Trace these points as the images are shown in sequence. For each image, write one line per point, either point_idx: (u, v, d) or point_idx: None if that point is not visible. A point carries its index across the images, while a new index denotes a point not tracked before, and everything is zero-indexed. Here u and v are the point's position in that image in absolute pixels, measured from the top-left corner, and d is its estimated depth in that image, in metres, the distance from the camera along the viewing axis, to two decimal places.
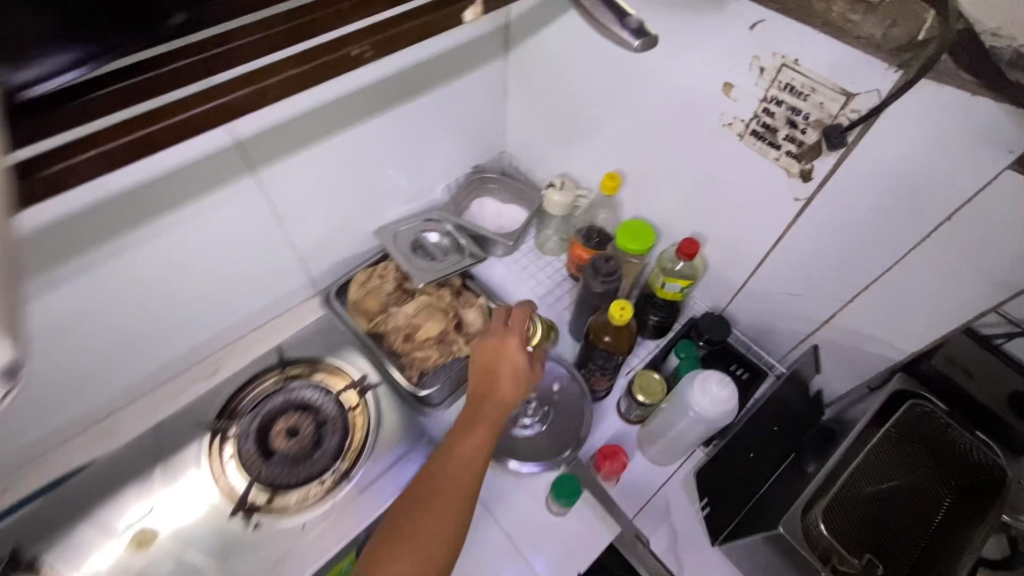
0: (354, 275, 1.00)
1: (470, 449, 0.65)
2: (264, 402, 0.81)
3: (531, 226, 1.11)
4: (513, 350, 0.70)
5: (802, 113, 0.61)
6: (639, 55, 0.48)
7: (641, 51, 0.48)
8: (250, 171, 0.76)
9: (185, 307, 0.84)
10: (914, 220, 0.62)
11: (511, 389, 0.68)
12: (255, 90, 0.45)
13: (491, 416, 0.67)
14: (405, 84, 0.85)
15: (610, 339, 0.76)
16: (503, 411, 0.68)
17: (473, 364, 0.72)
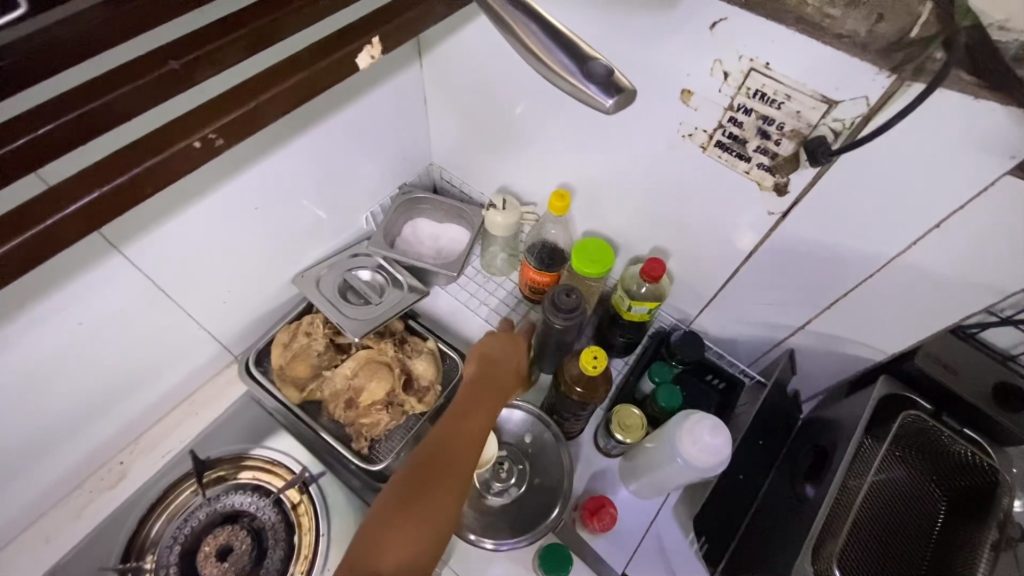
0: (276, 334, 0.85)
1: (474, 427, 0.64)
2: (184, 521, 0.67)
3: (473, 248, 0.99)
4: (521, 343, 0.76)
5: (775, 123, 0.53)
6: (615, 113, 0.35)
7: (617, 108, 0.35)
8: (117, 249, 0.60)
9: (64, 418, 0.68)
10: (899, 228, 0.56)
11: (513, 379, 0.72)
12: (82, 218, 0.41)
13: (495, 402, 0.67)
14: (304, 111, 0.70)
15: (583, 390, 0.67)
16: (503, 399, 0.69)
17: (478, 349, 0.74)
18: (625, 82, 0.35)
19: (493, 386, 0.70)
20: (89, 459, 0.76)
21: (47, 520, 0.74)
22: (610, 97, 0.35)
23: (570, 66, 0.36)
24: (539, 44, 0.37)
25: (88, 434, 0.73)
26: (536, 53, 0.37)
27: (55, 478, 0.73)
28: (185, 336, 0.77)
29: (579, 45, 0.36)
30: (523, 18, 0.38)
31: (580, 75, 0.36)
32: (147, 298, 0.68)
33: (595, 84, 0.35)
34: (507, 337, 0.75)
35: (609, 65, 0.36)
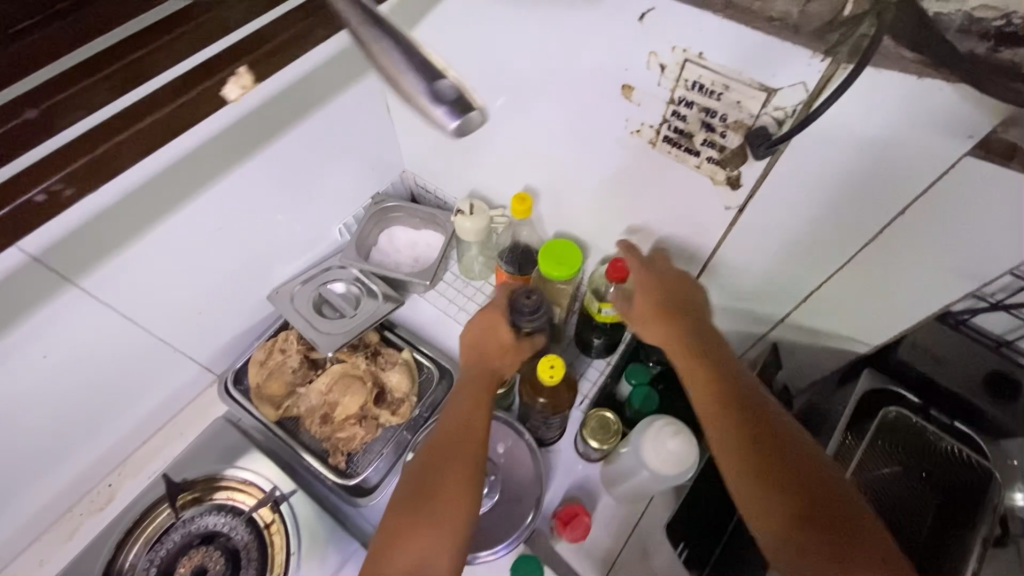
0: (252, 353, 0.86)
1: (465, 421, 0.60)
2: (159, 544, 0.68)
3: (449, 253, 0.97)
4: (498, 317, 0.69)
5: (718, 114, 0.50)
6: (458, 138, 0.26)
7: (460, 134, 0.26)
8: (72, 282, 0.60)
9: (41, 449, 0.69)
10: (864, 216, 0.52)
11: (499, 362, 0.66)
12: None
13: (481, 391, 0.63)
14: (256, 127, 0.69)
15: (545, 400, 0.66)
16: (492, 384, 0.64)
17: (464, 338, 0.69)
18: (475, 103, 0.27)
19: (480, 370, 0.65)
20: (79, 482, 0.78)
21: (43, 543, 0.77)
22: (457, 122, 0.26)
23: (419, 80, 0.27)
24: (393, 64, 0.28)
25: (69, 463, 0.75)
26: (392, 78, 0.28)
27: (41, 507, 0.75)
28: (160, 360, 0.78)
29: (433, 59, 0.28)
30: (383, 40, 0.28)
31: (424, 91, 0.27)
32: (111, 327, 0.68)
33: (441, 103, 0.26)
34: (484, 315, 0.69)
35: (460, 84, 0.27)
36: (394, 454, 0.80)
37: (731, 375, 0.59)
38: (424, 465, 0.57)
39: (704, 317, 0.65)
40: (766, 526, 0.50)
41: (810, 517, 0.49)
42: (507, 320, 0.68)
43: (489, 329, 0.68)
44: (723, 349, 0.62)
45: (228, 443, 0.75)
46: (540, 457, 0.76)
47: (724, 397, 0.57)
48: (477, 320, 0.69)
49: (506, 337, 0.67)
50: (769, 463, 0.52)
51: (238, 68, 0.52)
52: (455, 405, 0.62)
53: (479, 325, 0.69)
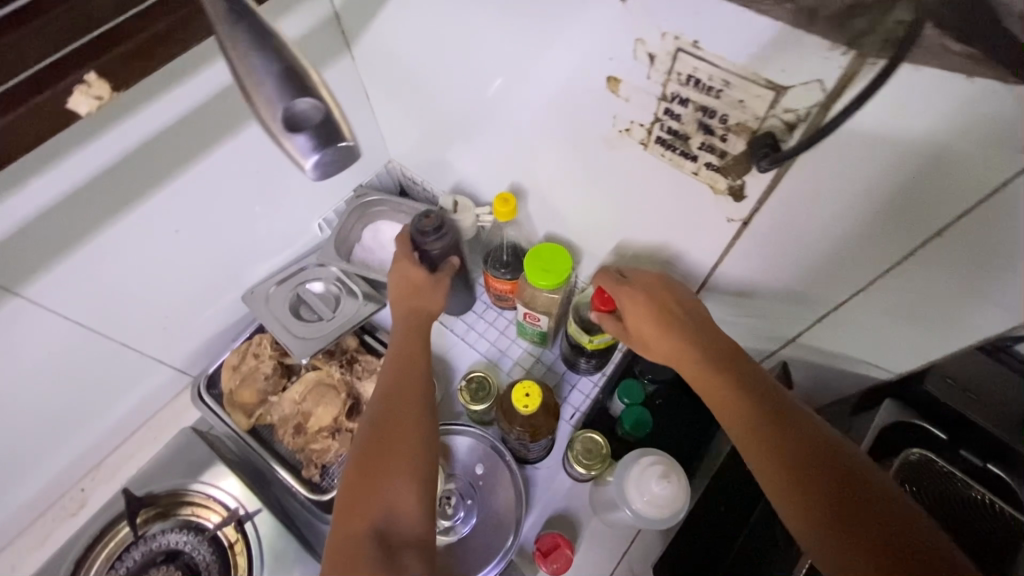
0: (225, 357, 0.82)
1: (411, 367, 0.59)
2: (120, 561, 0.66)
3: None
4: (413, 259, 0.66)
5: (716, 115, 0.42)
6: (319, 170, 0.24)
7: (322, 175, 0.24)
8: (12, 291, 0.56)
9: (2, 459, 0.67)
10: (890, 235, 0.44)
11: (427, 301, 0.65)
12: None
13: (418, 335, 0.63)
14: (215, 119, 0.61)
15: (523, 428, 0.62)
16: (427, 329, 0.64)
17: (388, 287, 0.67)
18: (345, 132, 0.24)
19: (409, 312, 0.64)
20: (51, 487, 0.77)
21: (19, 544, 0.76)
22: (318, 159, 0.24)
23: (277, 101, 0.24)
24: (252, 77, 0.24)
25: (38, 468, 0.73)
26: (249, 92, 0.24)
27: (11, 513, 0.73)
28: (129, 364, 0.75)
29: (301, 67, 0.25)
30: (247, 49, 0.24)
31: (283, 118, 0.24)
32: (67, 334, 0.64)
33: (300, 131, 0.24)
34: (399, 259, 0.66)
35: (326, 104, 0.24)
36: None
37: (744, 379, 0.51)
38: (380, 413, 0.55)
39: (707, 317, 0.57)
40: (812, 539, 0.41)
41: (863, 529, 0.40)
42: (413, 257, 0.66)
43: (408, 273, 0.65)
44: (730, 350, 0.54)
45: (195, 457, 0.73)
46: (523, 478, 0.71)
47: (743, 409, 0.49)
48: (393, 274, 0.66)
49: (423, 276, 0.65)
50: (806, 474, 0.44)
51: (86, 74, 0.41)
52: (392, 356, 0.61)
53: (398, 277, 0.66)
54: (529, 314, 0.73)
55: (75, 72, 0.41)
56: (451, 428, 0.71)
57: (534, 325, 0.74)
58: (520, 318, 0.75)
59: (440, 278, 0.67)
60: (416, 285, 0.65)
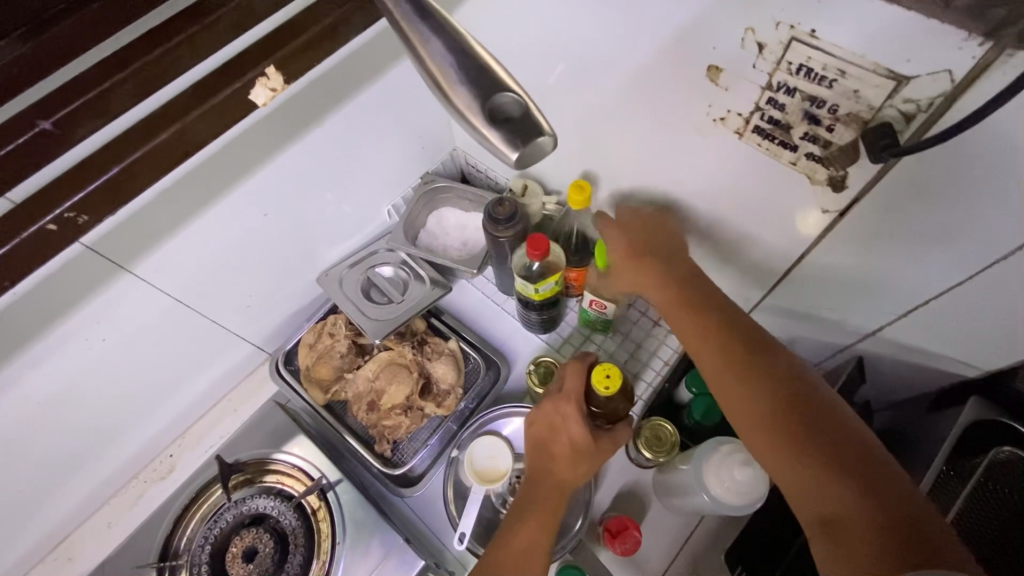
0: (302, 335, 0.85)
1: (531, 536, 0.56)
2: (214, 522, 0.71)
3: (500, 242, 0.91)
4: (574, 421, 0.61)
5: (826, 104, 0.42)
6: (522, 163, 0.26)
7: (522, 163, 0.26)
8: (126, 269, 0.60)
9: (105, 422, 0.72)
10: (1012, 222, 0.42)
11: (572, 469, 0.60)
12: (39, 249, 0.42)
13: (549, 500, 0.59)
14: (309, 108, 0.64)
15: (600, 409, 0.62)
16: (561, 495, 0.59)
17: (531, 428, 0.64)
18: (543, 126, 0.26)
19: (547, 465, 0.61)
20: (144, 451, 0.82)
21: (113, 504, 0.82)
22: (517, 150, 0.26)
23: (477, 102, 0.26)
24: (447, 77, 0.26)
25: (135, 433, 0.78)
26: (445, 91, 0.26)
27: (108, 474, 0.79)
28: (215, 340, 0.80)
29: (492, 67, 0.26)
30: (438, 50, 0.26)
31: (485, 114, 0.26)
32: (166, 311, 0.69)
33: (500, 124, 0.26)
34: (551, 405, 0.63)
35: (523, 99, 0.26)
36: (439, 446, 0.79)
37: (723, 326, 0.56)
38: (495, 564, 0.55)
39: (679, 249, 0.62)
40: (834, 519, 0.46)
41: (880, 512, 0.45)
42: (578, 412, 0.62)
43: (559, 422, 0.62)
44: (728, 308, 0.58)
45: (276, 426, 0.78)
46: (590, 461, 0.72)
47: (728, 361, 0.54)
48: (543, 409, 0.63)
49: (579, 438, 0.60)
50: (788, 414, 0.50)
51: (266, 66, 0.46)
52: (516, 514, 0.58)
53: (545, 415, 0.63)
54: (595, 302, 0.72)
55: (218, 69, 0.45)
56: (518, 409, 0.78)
57: (601, 313, 0.74)
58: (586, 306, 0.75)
59: (604, 447, 0.61)
60: (573, 444, 0.61)
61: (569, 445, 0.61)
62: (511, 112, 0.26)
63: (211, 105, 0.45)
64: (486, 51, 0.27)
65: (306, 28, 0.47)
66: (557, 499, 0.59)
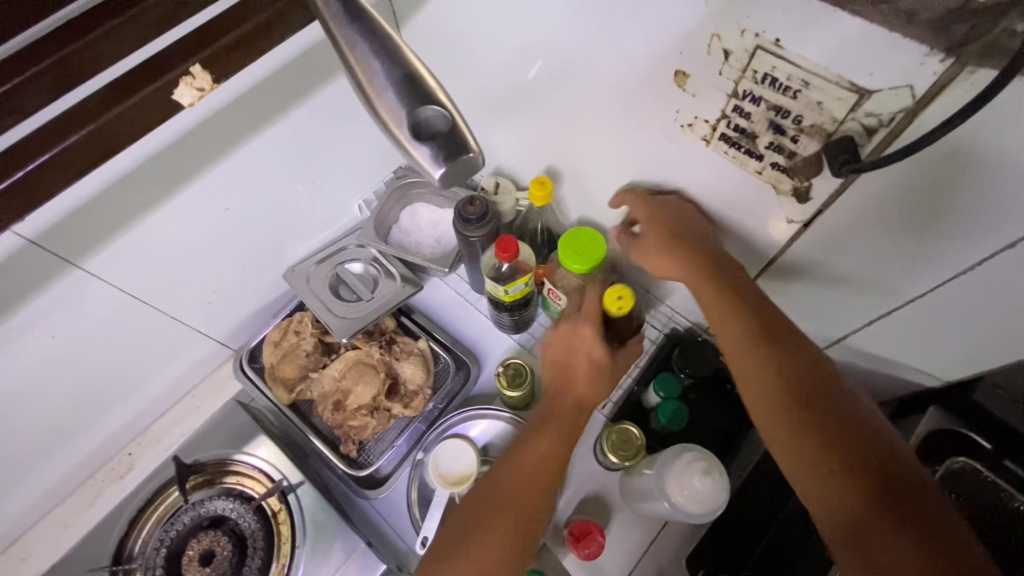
0: (267, 332, 0.83)
1: (538, 455, 0.59)
2: (170, 524, 0.69)
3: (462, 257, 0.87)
4: (592, 341, 0.66)
5: (791, 115, 0.41)
6: (445, 185, 0.26)
7: (448, 181, 0.26)
8: (74, 264, 0.57)
9: (58, 421, 0.70)
10: (969, 236, 0.42)
11: (589, 389, 0.65)
12: None
13: (565, 421, 0.62)
14: (271, 101, 0.61)
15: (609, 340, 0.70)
16: (578, 416, 0.63)
17: (548, 352, 0.69)
18: (470, 144, 0.25)
19: (566, 388, 0.65)
20: (102, 450, 0.80)
21: (70, 503, 0.80)
22: (443, 170, 0.25)
23: (401, 110, 0.25)
24: (374, 85, 0.26)
25: (92, 432, 0.76)
26: (369, 99, 0.26)
27: (63, 474, 0.76)
28: (176, 336, 0.77)
29: (422, 78, 0.26)
30: (368, 57, 0.26)
31: (410, 127, 0.25)
32: (121, 307, 0.66)
33: (426, 141, 0.25)
34: (570, 329, 0.67)
35: (450, 114, 0.26)
36: (406, 447, 0.77)
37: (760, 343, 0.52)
38: (504, 475, 0.58)
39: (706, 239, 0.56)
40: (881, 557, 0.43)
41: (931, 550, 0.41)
42: (596, 332, 0.66)
43: (572, 345, 0.67)
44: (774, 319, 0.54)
45: (238, 426, 0.76)
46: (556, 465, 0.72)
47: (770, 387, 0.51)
48: (564, 329, 0.68)
49: (595, 359, 0.66)
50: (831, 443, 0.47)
51: (190, 65, 0.43)
52: (534, 434, 0.61)
53: (565, 335, 0.67)
54: (553, 291, 0.71)
55: (176, 65, 0.43)
56: (484, 411, 0.77)
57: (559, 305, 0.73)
58: (544, 294, 0.74)
59: (620, 366, 0.68)
60: (589, 362, 0.66)
61: (588, 364, 0.66)
62: (432, 127, 0.25)
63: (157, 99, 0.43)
64: (417, 63, 0.27)
65: (261, 18, 0.45)
66: (573, 421, 0.63)
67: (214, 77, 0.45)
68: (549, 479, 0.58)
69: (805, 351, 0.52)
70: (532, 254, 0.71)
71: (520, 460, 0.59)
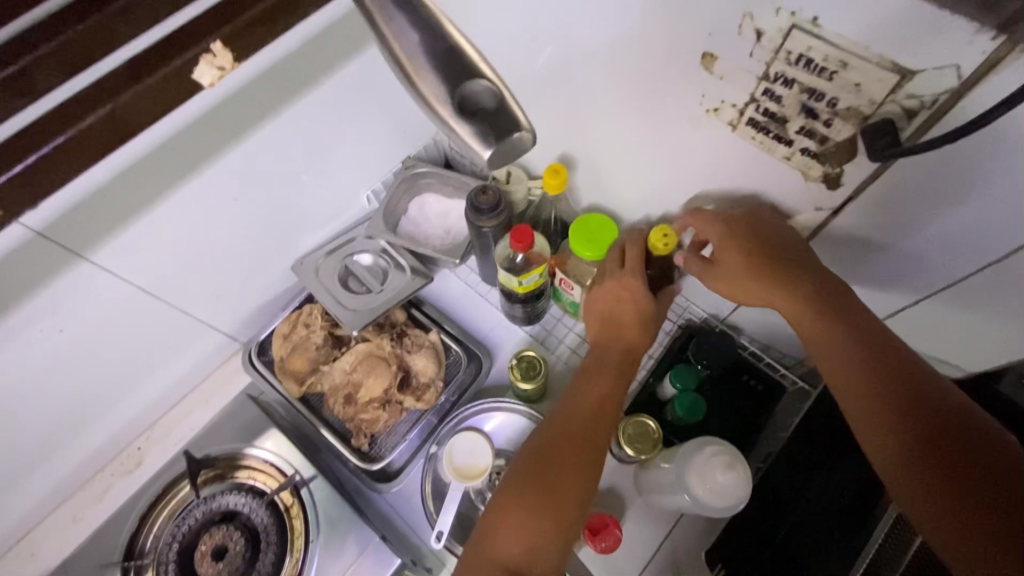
0: (276, 325, 0.82)
1: (597, 398, 0.59)
2: (182, 519, 0.69)
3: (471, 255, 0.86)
4: (638, 289, 0.62)
5: (825, 98, 0.40)
6: (496, 167, 0.25)
7: (497, 163, 0.25)
8: (82, 256, 0.56)
9: (66, 415, 0.69)
10: (1009, 224, 0.41)
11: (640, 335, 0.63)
12: None
13: (619, 365, 0.61)
14: (281, 88, 0.60)
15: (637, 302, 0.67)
16: (632, 360, 0.62)
17: (592, 301, 0.65)
18: (519, 122, 0.25)
19: (614, 336, 0.63)
20: (110, 444, 0.79)
21: (79, 497, 0.79)
22: (494, 150, 0.25)
23: (445, 92, 0.25)
24: (412, 63, 0.25)
25: (100, 426, 0.75)
26: (409, 78, 0.25)
27: (71, 468, 0.76)
28: (185, 329, 0.76)
29: (464, 54, 0.25)
30: (404, 30, 0.25)
31: (455, 105, 0.25)
32: (129, 300, 0.65)
33: (472, 119, 0.25)
34: (616, 280, 0.63)
35: (499, 89, 0.25)
36: (418, 441, 0.76)
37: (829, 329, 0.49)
38: (569, 421, 0.57)
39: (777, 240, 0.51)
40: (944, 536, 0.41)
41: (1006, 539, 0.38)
42: (641, 281, 0.62)
43: (620, 293, 0.63)
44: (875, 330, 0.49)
45: (248, 420, 0.75)
46: None
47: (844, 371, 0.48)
48: (609, 280, 0.63)
49: (644, 304, 0.62)
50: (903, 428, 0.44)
51: (211, 43, 0.43)
52: (586, 381, 0.60)
53: (611, 285, 0.63)
54: (566, 282, 0.70)
55: (185, 50, 0.42)
56: (497, 404, 0.76)
57: (573, 296, 0.72)
58: (557, 285, 0.73)
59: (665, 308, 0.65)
60: (636, 308, 0.63)
61: (637, 312, 0.63)
62: (479, 101, 0.25)
63: (167, 85, 0.42)
64: (457, 37, 0.26)
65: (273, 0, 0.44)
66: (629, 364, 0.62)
67: (234, 55, 0.44)
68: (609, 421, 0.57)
69: (881, 336, 0.48)
70: (545, 245, 0.70)
71: (579, 405, 0.58)
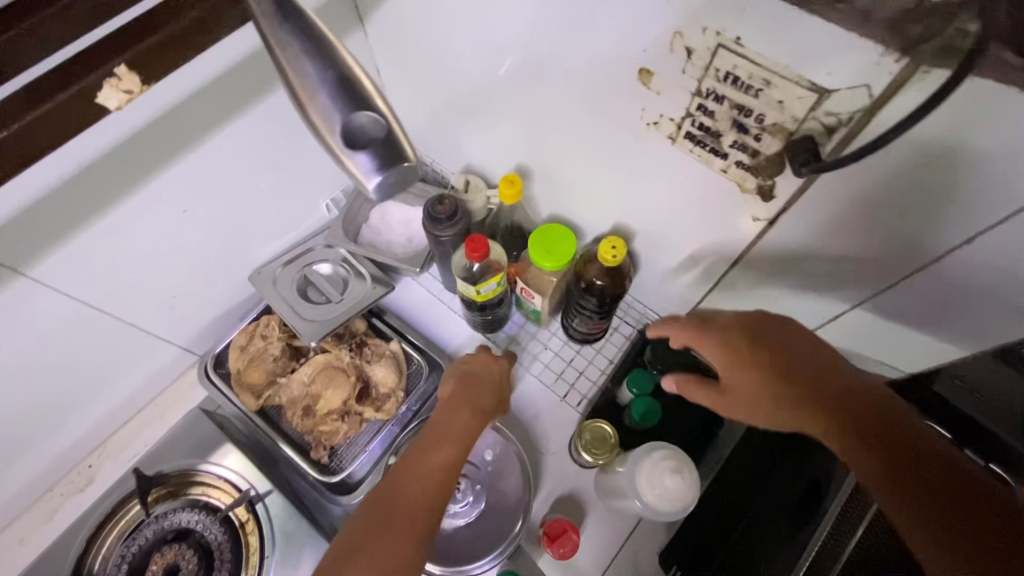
0: (232, 336, 0.81)
1: (434, 464, 0.56)
2: (131, 539, 0.67)
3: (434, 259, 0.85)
4: (489, 366, 0.67)
5: (753, 113, 0.41)
6: (382, 198, 0.26)
7: (385, 193, 0.26)
8: (20, 271, 0.54)
9: (9, 434, 0.67)
10: (927, 230, 0.43)
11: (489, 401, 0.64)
12: None
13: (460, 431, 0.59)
14: (228, 99, 0.59)
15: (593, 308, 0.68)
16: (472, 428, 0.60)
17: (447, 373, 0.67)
18: (407, 153, 0.26)
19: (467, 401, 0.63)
20: (59, 462, 0.77)
21: (27, 518, 0.76)
22: (381, 181, 0.25)
23: (335, 116, 0.25)
24: (308, 88, 0.26)
25: (47, 444, 0.73)
26: (302, 103, 0.26)
27: (17, 489, 0.73)
28: (136, 343, 0.75)
29: (359, 81, 0.26)
30: (301, 58, 0.26)
31: (344, 136, 0.25)
32: (75, 315, 0.64)
33: (362, 150, 0.25)
34: (483, 357, 0.68)
35: (386, 121, 0.26)
36: (379, 451, 0.76)
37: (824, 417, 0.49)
38: (398, 484, 0.54)
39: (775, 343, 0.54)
40: None
41: None
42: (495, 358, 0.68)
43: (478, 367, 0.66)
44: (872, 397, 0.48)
45: (203, 435, 0.74)
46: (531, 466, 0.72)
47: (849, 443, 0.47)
48: (465, 361, 0.68)
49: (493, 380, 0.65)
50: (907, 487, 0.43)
51: (115, 67, 0.42)
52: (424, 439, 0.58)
53: (469, 362, 0.68)
54: (525, 290, 0.71)
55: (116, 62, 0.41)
56: None
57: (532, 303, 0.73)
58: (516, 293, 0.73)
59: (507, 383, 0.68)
60: (480, 382, 0.65)
61: (484, 384, 0.65)
62: (369, 135, 0.25)
63: None
64: (352, 63, 0.27)
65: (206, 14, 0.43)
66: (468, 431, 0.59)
67: (143, 79, 0.43)
68: (439, 491, 0.54)
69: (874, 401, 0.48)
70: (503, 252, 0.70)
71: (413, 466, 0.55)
